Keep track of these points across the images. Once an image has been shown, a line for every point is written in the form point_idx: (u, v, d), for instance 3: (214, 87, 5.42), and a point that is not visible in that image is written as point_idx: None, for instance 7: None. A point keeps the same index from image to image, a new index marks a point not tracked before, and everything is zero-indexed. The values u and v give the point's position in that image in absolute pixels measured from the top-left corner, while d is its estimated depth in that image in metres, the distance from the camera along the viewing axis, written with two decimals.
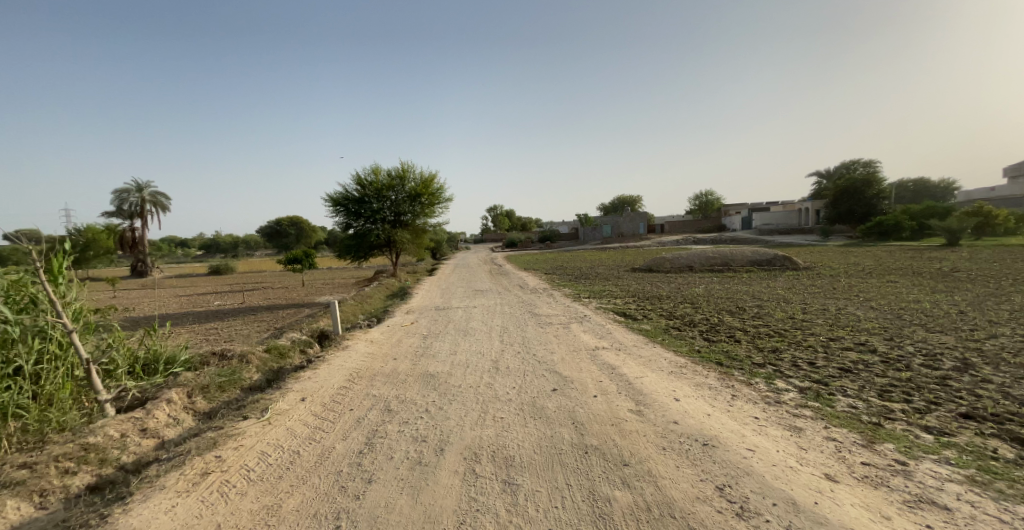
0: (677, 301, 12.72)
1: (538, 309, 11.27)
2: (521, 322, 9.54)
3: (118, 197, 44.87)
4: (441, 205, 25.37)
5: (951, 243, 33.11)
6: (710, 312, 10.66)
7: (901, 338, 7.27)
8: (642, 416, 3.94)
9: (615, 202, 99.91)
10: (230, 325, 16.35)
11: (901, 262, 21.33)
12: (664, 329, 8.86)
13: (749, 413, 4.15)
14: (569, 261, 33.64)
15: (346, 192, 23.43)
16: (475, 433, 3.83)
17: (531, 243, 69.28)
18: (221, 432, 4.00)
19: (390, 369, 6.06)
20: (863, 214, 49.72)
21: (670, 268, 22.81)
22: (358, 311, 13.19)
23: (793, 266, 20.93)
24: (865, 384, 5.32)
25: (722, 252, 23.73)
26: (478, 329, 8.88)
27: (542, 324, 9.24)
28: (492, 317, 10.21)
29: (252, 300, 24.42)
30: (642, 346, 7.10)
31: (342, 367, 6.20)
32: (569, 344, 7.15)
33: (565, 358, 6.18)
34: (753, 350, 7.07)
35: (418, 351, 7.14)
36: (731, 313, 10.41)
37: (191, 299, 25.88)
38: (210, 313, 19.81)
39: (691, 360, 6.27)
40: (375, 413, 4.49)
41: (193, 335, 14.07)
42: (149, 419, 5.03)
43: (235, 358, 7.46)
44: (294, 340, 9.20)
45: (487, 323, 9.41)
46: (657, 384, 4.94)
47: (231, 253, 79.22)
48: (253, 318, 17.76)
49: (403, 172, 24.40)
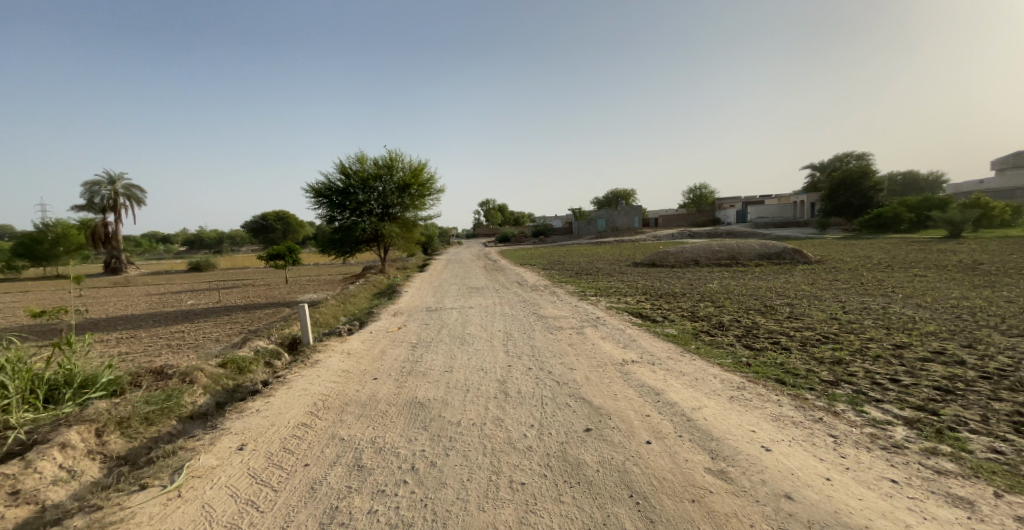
0: (695, 299, 11.51)
1: (543, 310, 9.98)
2: (526, 327, 8.21)
3: (89, 190, 42.74)
4: (432, 196, 23.93)
5: (952, 235, 32.32)
6: (738, 312, 9.47)
7: (983, 345, 6.07)
8: (732, 484, 2.66)
9: (609, 197, 98.51)
10: (199, 328, 14.90)
11: (914, 255, 20.38)
12: (693, 335, 7.62)
13: (875, 468, 2.90)
14: (565, 255, 32.52)
15: (329, 183, 21.86)
16: (483, 517, 2.52)
17: (525, 238, 68.03)
18: (93, 520, 2.63)
19: (368, 394, 4.73)
20: (860, 207, 49.05)
21: (675, 262, 21.69)
22: (339, 314, 11.80)
23: (804, 260, 19.89)
24: (986, 411, 4.08)
25: (728, 245, 22.61)
26: (476, 336, 7.55)
27: (551, 329, 7.97)
28: (493, 320, 8.92)
29: (229, 299, 22.86)
30: (679, 358, 5.86)
31: (306, 391, 4.85)
32: (591, 356, 5.86)
33: (591, 378, 4.89)
34: (811, 361, 5.84)
35: (403, 367, 5.79)
36: (763, 313, 9.21)
37: (163, 298, 24.17)
38: (180, 314, 18.27)
39: (745, 378, 5.03)
40: (336, 473, 3.13)
41: (152, 343, 12.60)
42: (28, 475, 3.66)
43: (178, 376, 6.07)
44: (257, 352, 7.79)
45: (487, 328, 8.08)
46: (726, 420, 3.66)
47: (215, 249, 76.87)
48: (225, 320, 16.28)
49: (391, 160, 22.85)
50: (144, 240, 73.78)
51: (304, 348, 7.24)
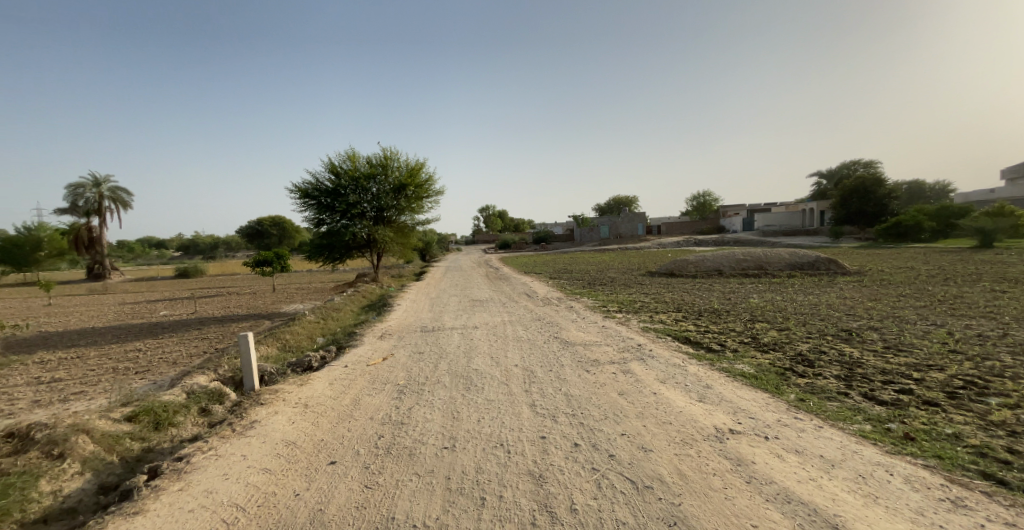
0: (745, 319, 9.54)
1: (568, 333, 8.02)
2: (551, 360, 6.23)
3: (72, 192, 40.75)
4: (430, 199, 22.13)
5: (982, 244, 30.31)
6: (815, 339, 7.51)
7: None
8: None
9: (611, 204, 96.56)
10: (161, 346, 12.89)
11: (961, 266, 18.48)
12: (779, 375, 5.62)
13: None
14: (571, 263, 30.56)
15: (316, 182, 19.78)
16: None
17: (526, 245, 66.10)
18: None
19: (312, 511, 2.74)
20: (874, 215, 47.14)
21: (696, 272, 19.77)
22: (316, 335, 9.81)
23: (841, 270, 18.02)
24: None
25: (754, 253, 20.69)
26: (486, 376, 5.54)
27: (585, 363, 6.01)
28: (506, 348, 6.97)
29: (207, 309, 20.81)
30: (800, 425, 3.88)
31: (207, 498, 2.87)
32: (664, 421, 3.89)
33: (689, 479, 2.91)
34: (997, 429, 3.87)
35: (382, 438, 3.81)
36: (850, 341, 7.24)
37: (136, 308, 22.09)
38: (145, 328, 16.23)
39: (938, 474, 3.06)
40: None
41: (96, 369, 10.62)
42: None
43: (46, 446, 4.10)
44: (190, 395, 5.76)
45: (500, 362, 6.11)
46: None
47: (207, 254, 74.76)
48: (192, 335, 14.34)
49: (386, 159, 21.00)
50: (137, 247, 72.12)
51: (248, 392, 5.21)
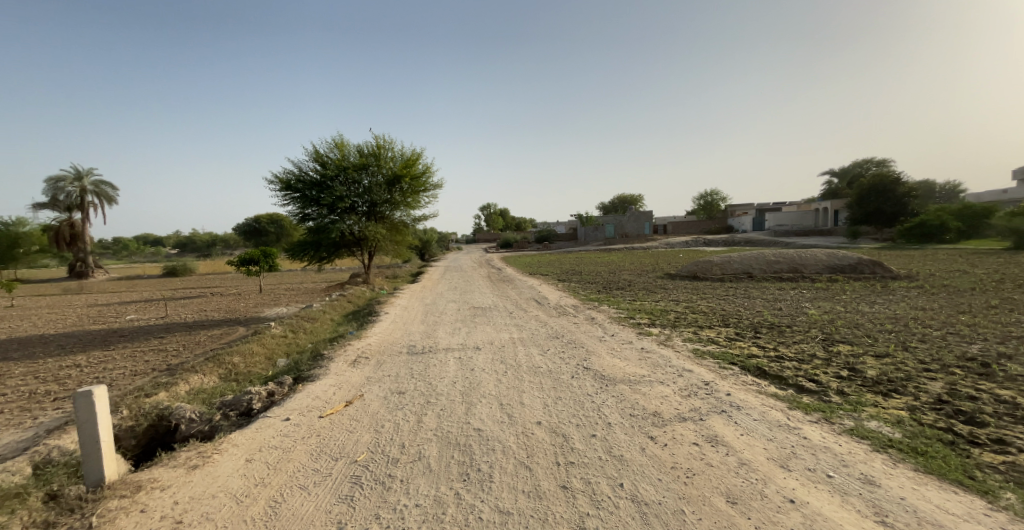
0: (819, 339, 7.52)
1: (602, 362, 5.98)
2: (590, 411, 4.21)
3: (52, 186, 38.71)
4: (427, 192, 20.12)
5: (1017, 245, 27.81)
6: (942, 373, 5.47)
7: None
8: None
9: (615, 203, 94.20)
10: (106, 361, 10.86)
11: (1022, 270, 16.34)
12: (957, 447, 3.58)
13: None
14: (579, 264, 28.40)
15: (301, 172, 17.69)
16: None
17: (529, 244, 63.99)
18: None
19: None
20: (893, 214, 44.88)
21: (721, 275, 17.68)
22: (276, 355, 7.78)
23: (888, 274, 15.93)
24: None
25: (785, 254, 18.59)
26: (495, 446, 3.53)
27: (645, 420, 3.98)
28: (521, 387, 4.95)
29: (180, 313, 18.79)
30: None
31: None
32: None
33: None
34: None
35: None
36: (997, 377, 5.20)
37: (104, 310, 20.07)
38: (101, 335, 14.25)
39: None
40: None
41: (12, 391, 8.63)
42: None
43: None
44: (42, 470, 3.64)
45: (515, 417, 4.09)
46: None
47: (203, 253, 72.91)
48: (149, 345, 12.41)
49: (378, 148, 19.02)
50: (133, 243, 70.53)
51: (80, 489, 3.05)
